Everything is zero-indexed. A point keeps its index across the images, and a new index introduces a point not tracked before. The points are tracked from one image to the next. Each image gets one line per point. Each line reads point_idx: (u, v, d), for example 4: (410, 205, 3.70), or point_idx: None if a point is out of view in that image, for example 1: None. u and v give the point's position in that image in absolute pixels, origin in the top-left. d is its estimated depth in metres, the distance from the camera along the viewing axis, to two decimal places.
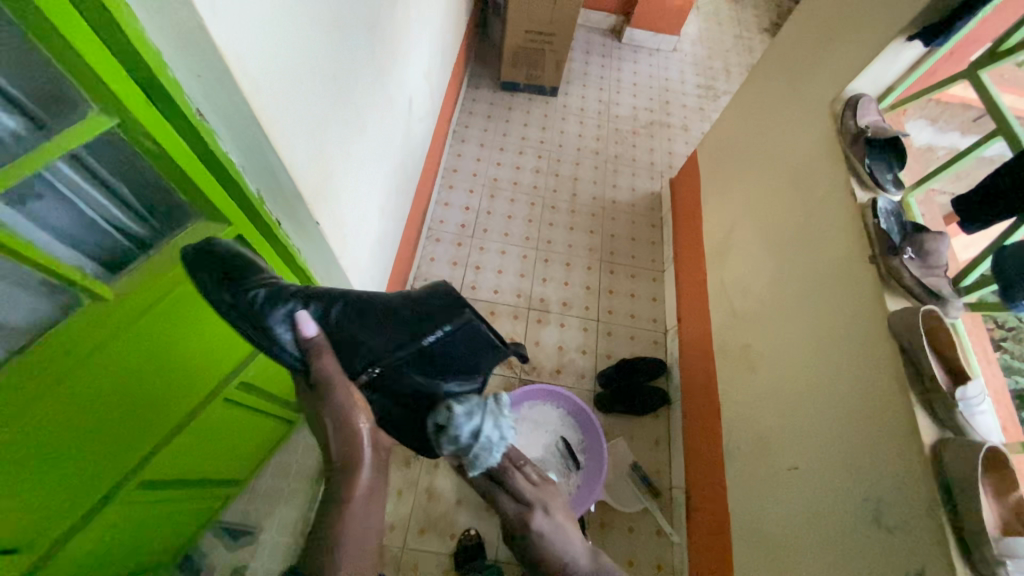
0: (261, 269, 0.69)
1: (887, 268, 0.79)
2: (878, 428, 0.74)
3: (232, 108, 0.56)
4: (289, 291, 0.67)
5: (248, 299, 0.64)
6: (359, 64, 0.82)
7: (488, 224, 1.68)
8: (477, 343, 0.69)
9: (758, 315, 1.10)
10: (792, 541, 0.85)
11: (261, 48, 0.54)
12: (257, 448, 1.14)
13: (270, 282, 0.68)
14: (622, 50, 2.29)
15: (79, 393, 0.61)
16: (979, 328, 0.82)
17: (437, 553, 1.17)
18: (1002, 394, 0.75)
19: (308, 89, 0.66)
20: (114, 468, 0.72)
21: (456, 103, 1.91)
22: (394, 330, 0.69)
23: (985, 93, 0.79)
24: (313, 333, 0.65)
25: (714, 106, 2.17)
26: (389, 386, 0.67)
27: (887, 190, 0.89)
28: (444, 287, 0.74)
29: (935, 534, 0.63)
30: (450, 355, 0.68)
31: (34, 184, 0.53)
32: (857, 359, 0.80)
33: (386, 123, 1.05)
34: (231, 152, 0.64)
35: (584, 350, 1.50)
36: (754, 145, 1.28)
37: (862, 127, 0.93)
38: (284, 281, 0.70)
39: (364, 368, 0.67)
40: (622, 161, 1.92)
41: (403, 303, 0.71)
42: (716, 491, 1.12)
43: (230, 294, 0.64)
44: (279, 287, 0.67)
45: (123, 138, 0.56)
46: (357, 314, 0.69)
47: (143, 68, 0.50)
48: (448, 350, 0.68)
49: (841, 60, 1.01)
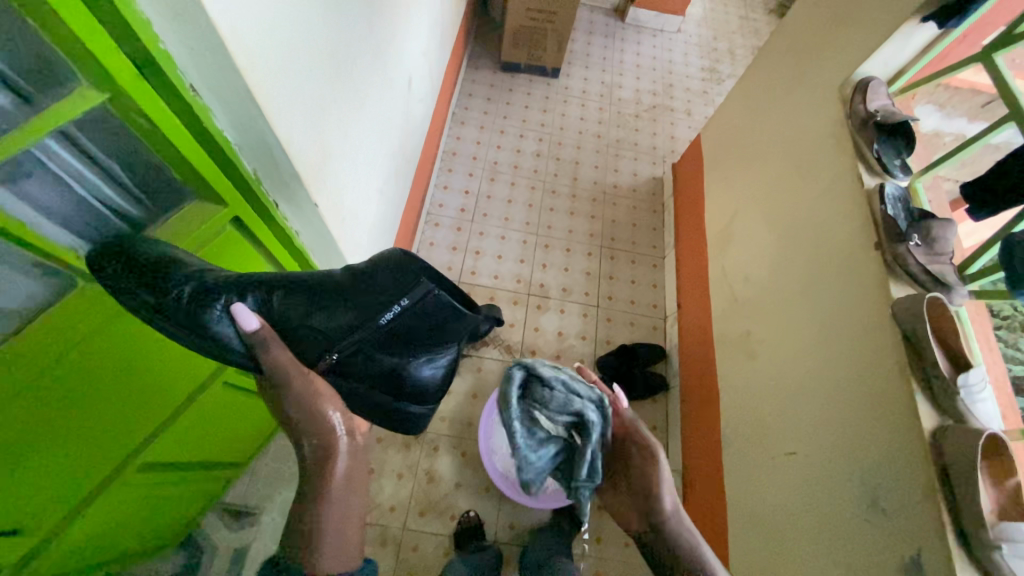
0: (185, 259, 0.63)
1: (893, 255, 0.79)
2: (878, 413, 0.74)
3: (227, 84, 0.54)
4: (220, 284, 0.62)
5: (177, 298, 0.59)
6: (357, 40, 0.80)
7: (488, 208, 1.66)
8: (439, 317, 0.71)
9: (760, 301, 1.09)
10: (789, 524, 0.87)
11: (257, 20, 0.52)
12: (257, 432, 1.14)
13: (196, 274, 0.62)
14: (626, 31, 2.24)
15: (75, 376, 0.60)
16: (982, 318, 0.81)
17: (437, 534, 1.18)
18: (1002, 382, 0.76)
19: (306, 65, 0.64)
20: (113, 452, 0.72)
21: (455, 84, 1.87)
22: (347, 314, 0.67)
23: (999, 76, 0.78)
24: (255, 325, 0.61)
25: (718, 89, 2.14)
26: (354, 367, 0.71)
27: (895, 175, 0.88)
28: (391, 254, 0.70)
29: (932, 518, 0.64)
30: (412, 331, 0.71)
31: (24, 162, 0.51)
32: (859, 346, 0.80)
33: (385, 103, 1.02)
34: (226, 131, 0.62)
35: (583, 335, 1.50)
36: (760, 129, 1.26)
37: (873, 111, 0.91)
38: (212, 270, 0.64)
39: (321, 355, 0.68)
40: (624, 145, 1.90)
41: (349, 282, 0.68)
42: (713, 475, 1.13)
43: (160, 292, 0.58)
44: (212, 280, 0.62)
45: (114, 115, 0.54)
46: (301, 299, 0.66)
47: (134, 41, 0.48)
48: (410, 329, 0.71)
49: (852, 42, 0.99)
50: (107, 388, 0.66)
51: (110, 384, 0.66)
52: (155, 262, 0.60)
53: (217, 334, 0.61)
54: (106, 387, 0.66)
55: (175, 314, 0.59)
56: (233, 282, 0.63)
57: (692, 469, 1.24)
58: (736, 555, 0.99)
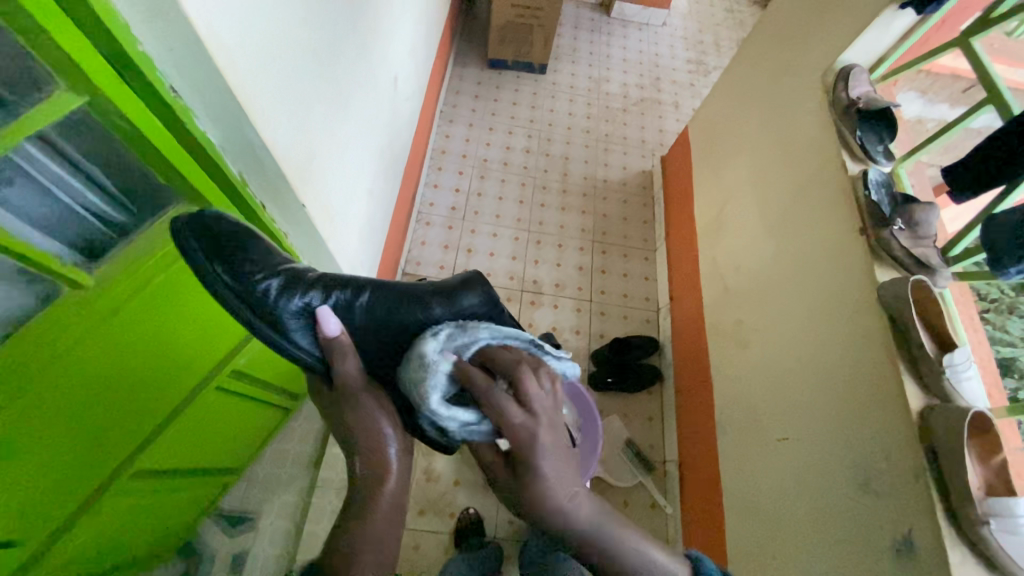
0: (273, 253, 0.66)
1: (877, 240, 0.80)
2: (867, 396, 0.75)
3: (208, 85, 0.53)
4: (306, 282, 0.64)
5: (258, 286, 0.61)
6: (341, 38, 0.79)
7: (479, 206, 1.66)
8: None
9: (750, 290, 1.10)
10: (784, 508, 0.88)
11: (236, 19, 0.52)
12: (253, 436, 1.13)
13: (284, 268, 0.64)
14: (611, 25, 2.24)
15: (65, 382, 0.60)
16: (966, 300, 0.83)
17: (437, 532, 1.18)
18: (987, 362, 0.77)
19: (288, 64, 0.64)
20: (106, 459, 0.72)
21: (442, 82, 1.86)
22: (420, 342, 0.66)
23: (977, 60, 0.79)
24: (335, 331, 0.61)
25: (705, 82, 2.15)
26: None
27: (878, 161, 0.90)
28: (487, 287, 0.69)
29: (921, 496, 0.65)
30: None
31: (3, 169, 0.50)
32: (848, 330, 0.81)
33: (371, 101, 1.02)
34: (209, 132, 0.61)
35: (578, 330, 1.50)
36: (746, 119, 1.27)
37: (855, 99, 0.92)
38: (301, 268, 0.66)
39: (388, 367, 0.67)
40: (613, 139, 1.90)
41: (438, 309, 0.67)
42: (709, 464, 1.14)
43: (239, 275, 0.61)
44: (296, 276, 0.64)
45: (94, 118, 0.53)
46: (389, 314, 0.66)
47: (111, 43, 0.47)
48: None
49: (833, 30, 1.00)
50: (99, 395, 0.65)
51: (102, 391, 0.66)
52: (233, 244, 0.62)
53: (297, 330, 0.61)
54: (98, 393, 0.65)
55: (257, 301, 0.61)
56: (319, 281, 0.65)
57: (688, 459, 1.25)
58: (733, 541, 1.00)
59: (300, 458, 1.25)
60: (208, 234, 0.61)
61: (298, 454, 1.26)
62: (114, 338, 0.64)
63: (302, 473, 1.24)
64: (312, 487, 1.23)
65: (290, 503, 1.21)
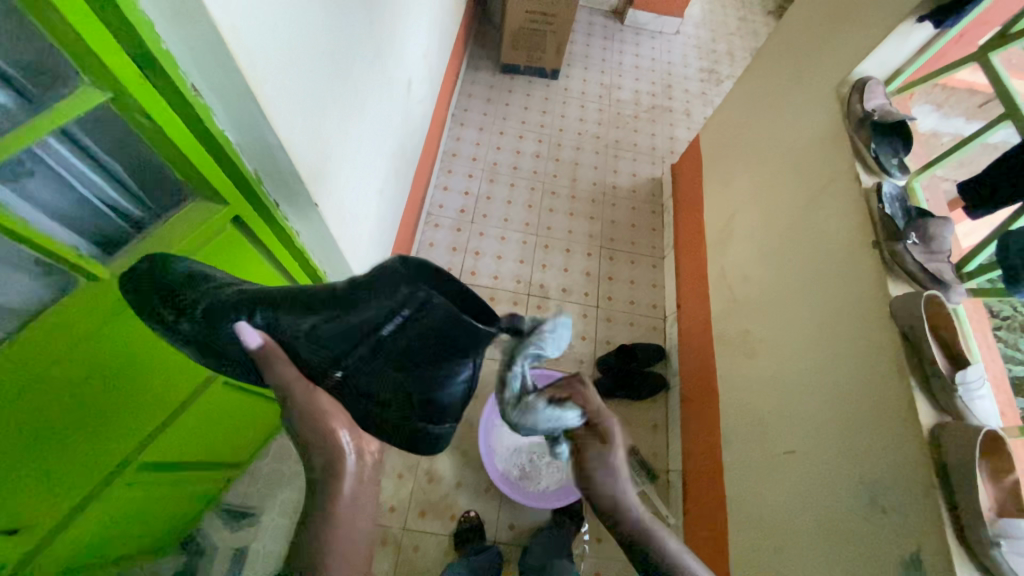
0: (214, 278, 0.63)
1: (891, 253, 0.79)
2: (876, 411, 0.75)
3: (228, 84, 0.54)
4: (234, 301, 0.59)
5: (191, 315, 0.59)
6: (357, 41, 0.80)
7: (488, 209, 1.67)
8: (448, 338, 0.51)
9: (759, 301, 1.10)
10: (788, 522, 0.87)
11: (257, 20, 0.53)
12: (258, 431, 1.14)
13: (216, 292, 0.61)
14: (625, 33, 2.25)
15: (73, 373, 0.60)
16: (980, 316, 0.81)
17: (437, 535, 1.18)
18: (1001, 380, 0.76)
19: (306, 66, 0.64)
20: (113, 451, 0.72)
21: (455, 86, 1.88)
22: (344, 335, 0.55)
23: (995, 76, 0.78)
24: (255, 342, 0.56)
25: (717, 91, 2.15)
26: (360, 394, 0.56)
27: (892, 175, 0.88)
28: (393, 262, 0.54)
29: (930, 515, 0.64)
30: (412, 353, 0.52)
31: (26, 161, 0.51)
32: (857, 344, 0.81)
33: (385, 103, 1.02)
34: (227, 130, 0.62)
35: (583, 336, 1.50)
36: (758, 129, 1.26)
37: (869, 111, 0.91)
38: (238, 287, 0.62)
39: (327, 370, 0.57)
40: (623, 146, 1.90)
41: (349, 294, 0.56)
42: (713, 474, 1.13)
43: (174, 311, 0.59)
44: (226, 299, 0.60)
45: (116, 113, 0.54)
46: (305, 310, 0.57)
47: (136, 41, 0.48)
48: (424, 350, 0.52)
49: (848, 43, 1.00)
50: (106, 387, 0.66)
51: (109, 383, 0.66)
52: (175, 281, 0.60)
53: (226, 340, 0.59)
54: (104, 385, 0.65)
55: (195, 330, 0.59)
56: (243, 297, 0.59)
57: (692, 469, 1.24)
58: (735, 554, 0.99)
59: (303, 456, 1.26)
60: (151, 280, 0.60)
61: (301, 452, 1.26)
62: (125, 330, 0.64)
63: (305, 471, 1.24)
64: (314, 485, 1.23)
65: (291, 500, 1.21)
